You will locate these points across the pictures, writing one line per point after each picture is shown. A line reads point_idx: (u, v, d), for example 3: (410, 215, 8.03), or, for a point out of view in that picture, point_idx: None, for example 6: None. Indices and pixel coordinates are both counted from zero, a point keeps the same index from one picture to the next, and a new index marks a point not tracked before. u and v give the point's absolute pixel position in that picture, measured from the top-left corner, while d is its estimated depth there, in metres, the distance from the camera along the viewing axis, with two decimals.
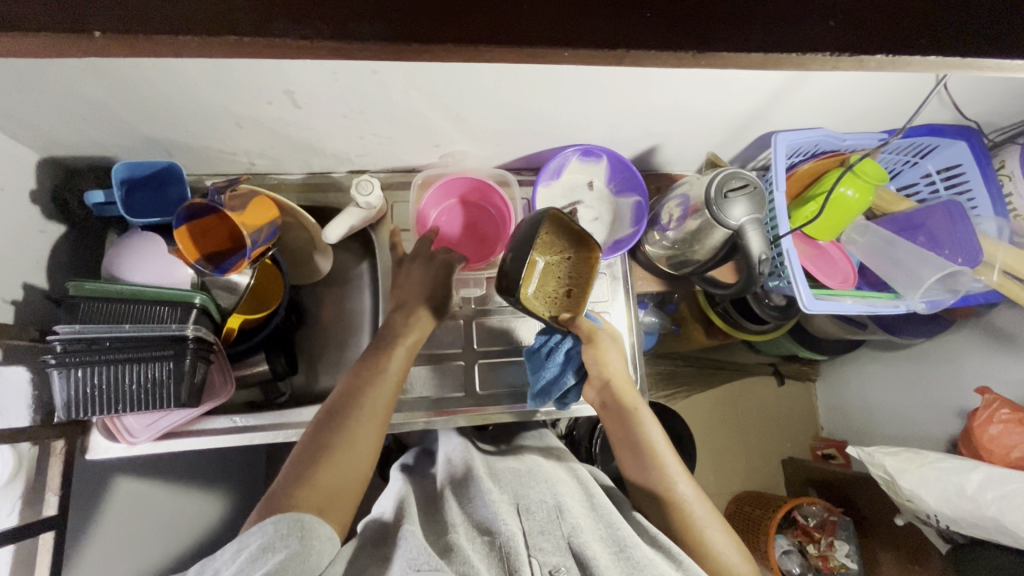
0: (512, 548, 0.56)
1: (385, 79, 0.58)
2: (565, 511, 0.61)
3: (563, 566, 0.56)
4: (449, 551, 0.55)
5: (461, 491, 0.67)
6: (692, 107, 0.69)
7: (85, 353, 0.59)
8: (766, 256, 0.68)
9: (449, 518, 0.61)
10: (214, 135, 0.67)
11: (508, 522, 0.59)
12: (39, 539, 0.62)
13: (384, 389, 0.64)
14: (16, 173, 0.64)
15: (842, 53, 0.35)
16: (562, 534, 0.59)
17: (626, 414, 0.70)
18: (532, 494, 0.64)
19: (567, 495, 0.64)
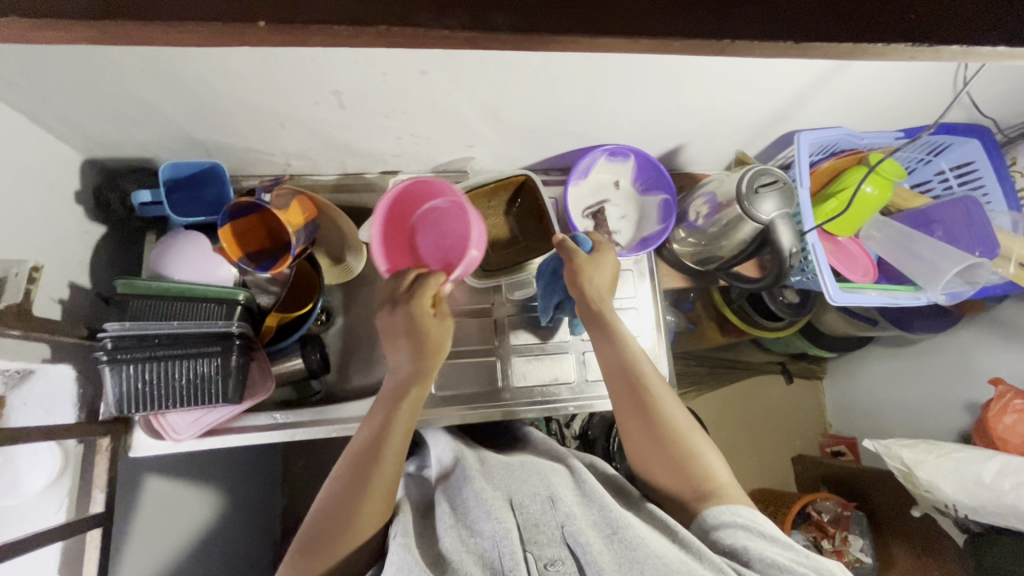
0: (504, 549, 0.55)
1: (432, 79, 0.60)
2: (558, 501, 0.61)
3: (559, 559, 0.56)
4: (440, 561, 0.55)
5: (448, 487, 0.66)
6: (720, 107, 0.71)
7: (137, 349, 0.60)
8: (796, 250, 0.70)
9: (442, 521, 0.60)
10: (257, 135, 0.69)
11: (502, 519, 0.58)
12: (86, 536, 0.62)
13: (388, 456, 0.60)
14: (60, 172, 0.65)
15: (919, 45, 0.35)
16: (556, 524, 0.58)
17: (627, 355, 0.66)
18: (525, 487, 0.63)
19: (560, 486, 0.63)
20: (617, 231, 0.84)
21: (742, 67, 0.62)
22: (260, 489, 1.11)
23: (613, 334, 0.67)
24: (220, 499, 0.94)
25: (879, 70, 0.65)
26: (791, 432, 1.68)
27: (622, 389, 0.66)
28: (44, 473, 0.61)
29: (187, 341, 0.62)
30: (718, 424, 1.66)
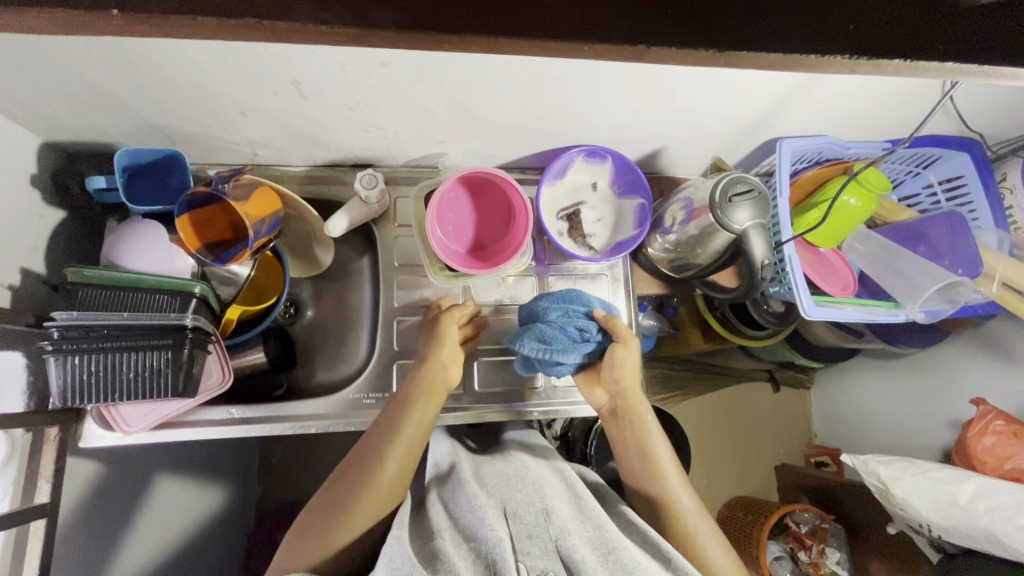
0: (497, 552, 0.53)
1: (393, 72, 0.58)
2: (553, 514, 0.60)
3: (551, 570, 0.54)
4: (431, 560, 0.53)
5: (444, 491, 0.67)
6: (698, 110, 0.69)
7: (82, 340, 0.58)
8: (768, 262, 0.67)
9: (437, 521, 0.60)
10: (219, 124, 0.67)
11: (495, 527, 0.56)
12: (29, 526, 0.61)
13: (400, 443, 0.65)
14: (16, 154, 0.63)
15: (859, 58, 0.38)
16: (550, 538, 0.57)
17: (641, 436, 0.71)
18: (519, 497, 0.62)
19: (554, 499, 0.63)
20: (592, 234, 0.82)
21: (716, 71, 0.59)
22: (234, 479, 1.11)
23: (633, 423, 0.73)
24: (189, 488, 0.94)
25: (860, 78, 0.62)
26: (776, 441, 1.66)
27: (635, 465, 0.71)
28: None
29: (139, 334, 0.61)
30: (702, 430, 1.64)
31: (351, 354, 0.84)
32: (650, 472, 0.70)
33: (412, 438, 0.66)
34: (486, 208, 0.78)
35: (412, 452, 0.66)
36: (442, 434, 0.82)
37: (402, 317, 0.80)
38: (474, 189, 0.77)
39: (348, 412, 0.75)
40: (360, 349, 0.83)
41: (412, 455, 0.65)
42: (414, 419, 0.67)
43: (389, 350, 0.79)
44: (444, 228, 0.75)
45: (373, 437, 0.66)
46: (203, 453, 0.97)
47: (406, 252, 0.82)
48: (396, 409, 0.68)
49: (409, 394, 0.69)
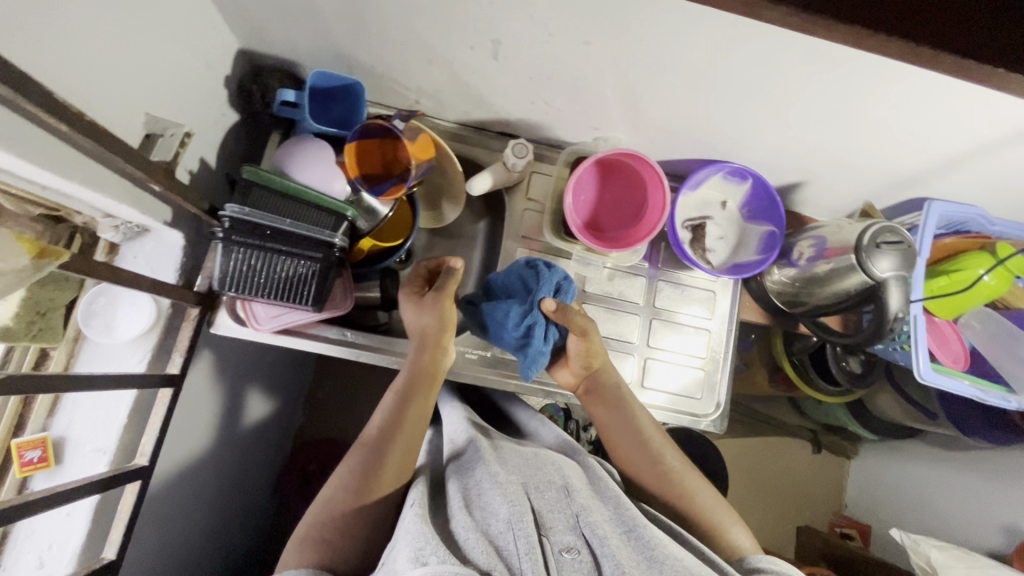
0: (518, 531, 0.55)
1: (592, 51, 0.60)
2: (573, 492, 0.62)
3: (575, 546, 0.57)
4: (452, 540, 0.54)
5: (459, 466, 0.67)
6: (862, 152, 0.69)
7: (250, 236, 0.62)
8: (901, 315, 0.67)
9: (454, 501, 0.60)
10: (402, 66, 0.70)
11: (517, 503, 0.57)
12: (158, 391, 0.66)
13: (403, 433, 0.66)
14: (220, 54, 0.68)
15: None
16: (571, 513, 0.60)
17: (625, 407, 0.74)
18: (540, 475, 0.64)
19: (573, 478, 0.65)
20: (712, 250, 0.82)
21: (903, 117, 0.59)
22: (288, 399, 1.17)
23: (618, 396, 0.75)
24: None
25: None
26: (801, 501, 1.63)
27: (626, 438, 0.73)
28: (138, 322, 0.65)
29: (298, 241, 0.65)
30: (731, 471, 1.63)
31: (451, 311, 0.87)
32: (642, 442, 0.72)
33: (411, 426, 0.66)
34: (621, 195, 0.77)
35: (412, 438, 0.66)
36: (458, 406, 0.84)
37: None
38: (621, 172, 0.76)
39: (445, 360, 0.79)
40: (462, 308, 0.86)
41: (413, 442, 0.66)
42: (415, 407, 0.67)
43: None
44: (578, 197, 0.76)
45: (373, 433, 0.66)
46: None
47: (532, 226, 0.83)
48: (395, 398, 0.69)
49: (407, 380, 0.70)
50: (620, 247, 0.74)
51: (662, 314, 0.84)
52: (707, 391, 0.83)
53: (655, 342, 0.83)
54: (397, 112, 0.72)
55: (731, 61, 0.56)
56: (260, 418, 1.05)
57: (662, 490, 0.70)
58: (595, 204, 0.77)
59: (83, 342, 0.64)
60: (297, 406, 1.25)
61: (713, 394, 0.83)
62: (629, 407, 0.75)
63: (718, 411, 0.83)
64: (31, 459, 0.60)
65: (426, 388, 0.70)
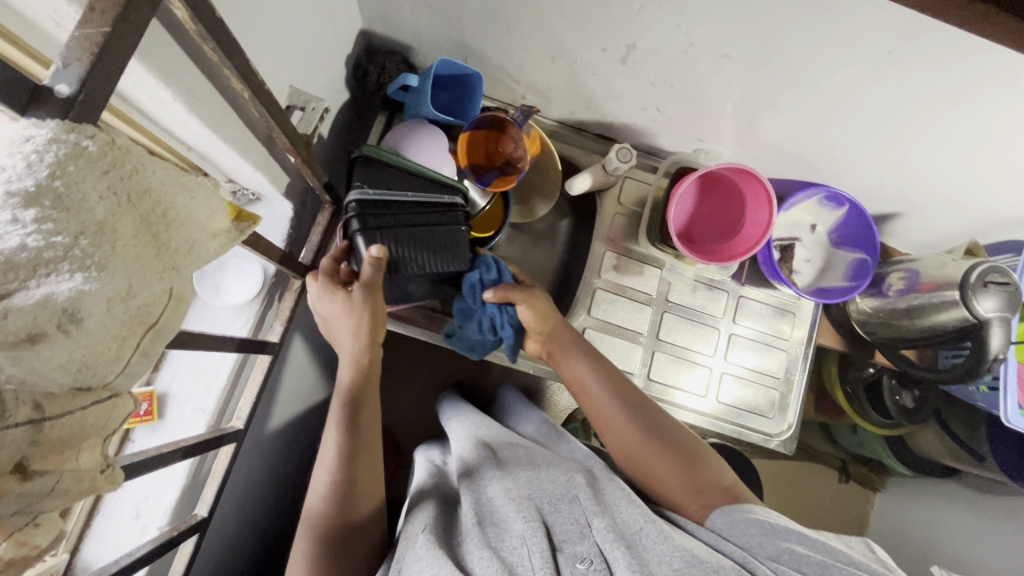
0: (530, 547, 0.53)
1: (727, 65, 0.60)
2: (583, 501, 0.59)
3: (587, 554, 0.53)
4: (459, 560, 0.52)
5: (469, 480, 0.64)
6: (974, 189, 0.69)
7: (384, 212, 0.62)
8: (1000, 356, 0.67)
9: (464, 518, 0.58)
10: (523, 60, 0.71)
11: (524, 518, 0.55)
12: (257, 357, 0.67)
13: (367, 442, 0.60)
14: (346, 33, 0.69)
15: None
16: (583, 522, 0.57)
17: (612, 373, 0.69)
18: (549, 486, 0.61)
19: (581, 484, 0.62)
20: (798, 272, 0.83)
21: None
22: None
23: (587, 359, 0.70)
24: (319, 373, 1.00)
25: None
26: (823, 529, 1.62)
27: (598, 402, 0.68)
28: (246, 289, 0.66)
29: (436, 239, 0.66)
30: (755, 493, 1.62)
31: None
32: (618, 395, 0.67)
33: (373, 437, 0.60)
34: (718, 211, 0.77)
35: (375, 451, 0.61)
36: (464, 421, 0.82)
37: (602, 287, 0.82)
38: (724, 186, 0.76)
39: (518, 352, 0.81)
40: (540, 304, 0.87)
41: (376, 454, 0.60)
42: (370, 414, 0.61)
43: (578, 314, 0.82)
44: (678, 207, 0.76)
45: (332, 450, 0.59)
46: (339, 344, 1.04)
47: (621, 230, 0.84)
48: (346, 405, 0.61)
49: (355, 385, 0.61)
50: (713, 261, 0.74)
51: (741, 330, 0.84)
52: (778, 410, 0.83)
53: (732, 357, 0.84)
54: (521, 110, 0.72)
55: (871, 86, 0.57)
56: None
57: (656, 446, 0.64)
58: (692, 215, 0.78)
59: (192, 302, 0.65)
60: None
61: (785, 414, 0.84)
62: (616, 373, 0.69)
63: (788, 431, 0.83)
64: (137, 410, 0.61)
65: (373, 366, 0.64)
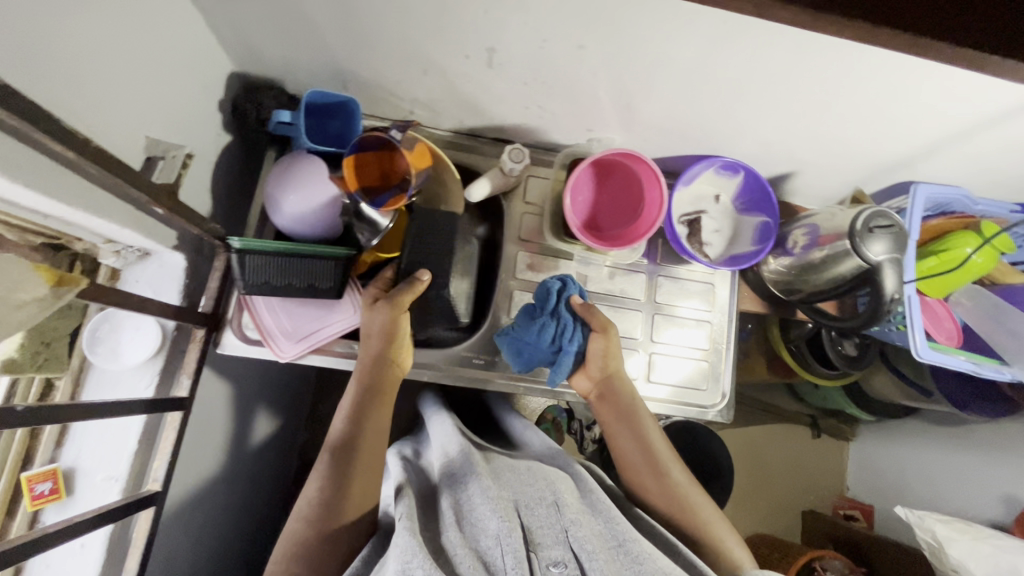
0: (510, 545, 0.55)
1: (586, 56, 0.61)
2: (563, 506, 0.63)
3: (563, 560, 0.56)
4: (442, 553, 0.56)
5: (454, 487, 0.66)
6: (848, 140, 0.71)
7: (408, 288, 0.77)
8: (896, 296, 0.69)
9: (445, 516, 0.61)
10: (398, 77, 0.71)
11: (508, 519, 0.58)
12: (167, 415, 0.65)
13: (369, 447, 0.66)
14: (213, 74, 0.68)
15: None
16: (561, 528, 0.60)
17: (635, 418, 0.74)
18: (531, 492, 0.65)
19: (564, 492, 0.66)
20: (709, 243, 0.84)
21: (888, 105, 0.61)
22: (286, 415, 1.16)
23: (631, 419, 0.74)
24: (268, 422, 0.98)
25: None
26: (802, 485, 1.64)
27: (631, 448, 0.73)
28: (144, 348, 0.65)
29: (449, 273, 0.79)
30: (735, 460, 1.64)
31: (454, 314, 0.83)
32: (636, 436, 0.73)
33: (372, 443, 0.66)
34: (619, 198, 0.78)
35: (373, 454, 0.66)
36: (446, 418, 0.85)
37: (519, 289, 0.82)
38: (620, 172, 0.77)
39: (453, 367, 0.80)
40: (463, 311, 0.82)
41: (373, 457, 0.66)
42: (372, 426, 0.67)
43: (500, 317, 0.82)
44: (577, 200, 0.77)
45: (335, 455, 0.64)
46: None
47: (531, 230, 0.84)
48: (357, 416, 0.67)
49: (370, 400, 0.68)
50: (618, 246, 0.75)
51: (663, 308, 0.85)
52: (712, 381, 0.84)
53: (658, 336, 0.84)
54: (395, 125, 0.71)
55: (722, 60, 0.58)
56: (262, 436, 1.03)
57: (660, 483, 0.71)
58: (594, 205, 0.79)
59: (89, 371, 0.63)
60: (301, 423, 1.24)
61: (718, 384, 0.85)
62: (637, 414, 0.75)
63: (723, 400, 0.84)
64: (42, 492, 0.59)
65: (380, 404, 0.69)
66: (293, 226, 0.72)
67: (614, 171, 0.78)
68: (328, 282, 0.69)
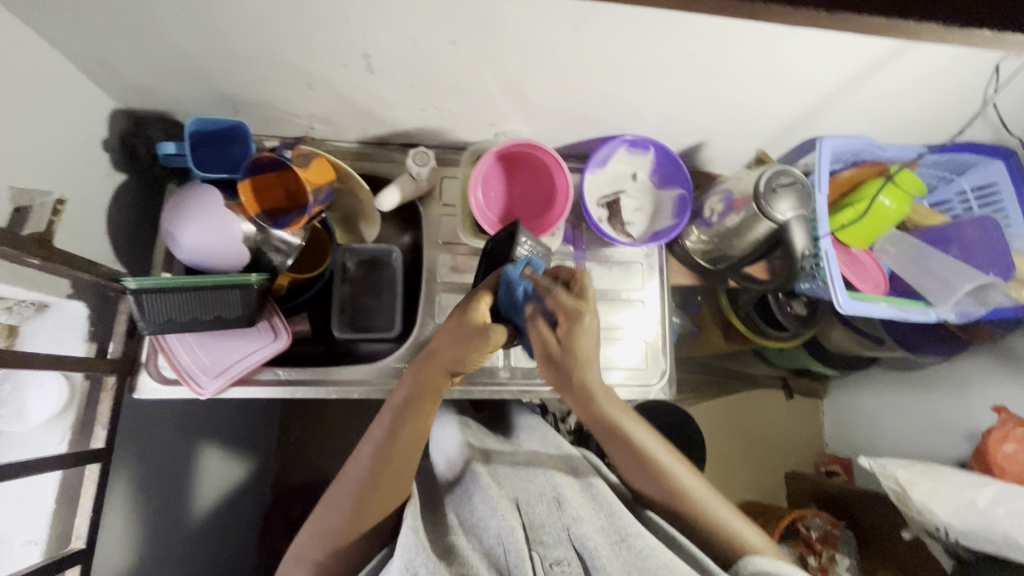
0: (510, 546, 0.57)
1: (461, 51, 0.60)
2: (565, 502, 0.62)
3: (564, 559, 0.57)
4: (449, 553, 0.56)
5: (457, 492, 0.66)
6: (744, 105, 0.71)
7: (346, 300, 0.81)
8: (808, 252, 0.70)
9: (450, 518, 0.62)
10: (285, 94, 0.69)
11: (508, 518, 0.59)
12: (85, 469, 0.63)
13: (398, 466, 0.61)
14: (92, 115, 0.66)
15: None
16: (562, 526, 0.60)
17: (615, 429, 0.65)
18: (531, 488, 0.65)
19: (566, 486, 0.65)
20: (631, 223, 0.84)
21: (770, 64, 0.61)
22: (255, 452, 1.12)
23: (614, 430, 0.65)
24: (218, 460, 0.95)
25: (910, 79, 0.64)
26: (792, 446, 1.55)
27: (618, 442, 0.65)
28: (51, 402, 0.61)
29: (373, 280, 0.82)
30: (712, 431, 1.56)
31: (380, 326, 0.81)
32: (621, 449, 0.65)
33: (400, 463, 0.61)
34: (530, 188, 0.78)
35: (399, 475, 0.61)
36: (452, 418, 0.81)
37: (444, 292, 0.81)
38: (527, 161, 0.77)
39: (387, 380, 0.76)
40: (390, 324, 0.80)
41: (399, 478, 0.61)
42: (404, 442, 0.61)
43: (429, 323, 0.80)
44: (488, 195, 0.77)
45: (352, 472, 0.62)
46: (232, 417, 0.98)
47: (451, 231, 0.83)
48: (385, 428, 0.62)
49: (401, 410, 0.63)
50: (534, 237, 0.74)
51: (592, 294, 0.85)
52: (652, 359, 0.84)
53: None
54: (282, 143, 0.73)
55: (594, 39, 0.58)
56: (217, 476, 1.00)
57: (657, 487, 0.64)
58: (507, 198, 0.78)
59: None
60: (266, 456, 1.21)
61: (658, 362, 0.84)
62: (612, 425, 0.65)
63: (665, 377, 0.84)
64: None
65: (430, 408, 0.63)
66: (197, 258, 0.69)
67: (521, 162, 0.78)
68: (236, 310, 0.68)
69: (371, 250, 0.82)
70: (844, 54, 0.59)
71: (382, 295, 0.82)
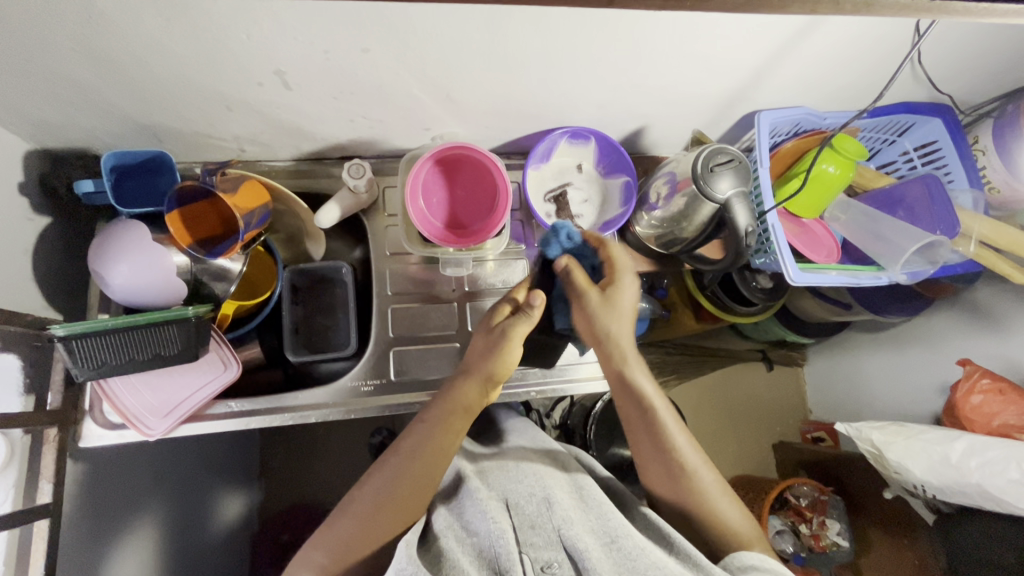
0: (501, 548, 0.53)
1: (376, 58, 0.59)
2: (555, 503, 0.57)
3: (556, 561, 0.53)
4: (440, 562, 0.52)
5: (449, 501, 0.62)
6: (676, 87, 0.70)
7: (296, 325, 0.79)
8: (752, 229, 0.70)
9: (439, 522, 0.58)
10: (205, 119, 0.67)
11: (498, 520, 0.55)
12: (33, 527, 0.61)
13: (423, 475, 0.60)
14: (5, 159, 0.63)
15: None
16: (553, 527, 0.55)
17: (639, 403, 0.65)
18: (520, 488, 0.60)
19: (556, 488, 0.60)
20: (580, 215, 0.83)
21: (692, 44, 0.60)
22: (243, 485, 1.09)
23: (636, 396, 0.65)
24: (189, 498, 0.91)
25: (832, 46, 0.63)
26: (782, 416, 1.52)
27: (634, 418, 0.65)
28: None
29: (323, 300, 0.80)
30: (700, 411, 1.50)
31: (335, 343, 0.79)
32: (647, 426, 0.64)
33: (421, 477, 0.60)
34: (471, 190, 0.77)
35: (418, 491, 0.59)
36: None
37: (396, 304, 0.80)
38: (467, 160, 0.76)
39: (346, 400, 0.75)
40: (347, 341, 0.78)
41: (416, 494, 0.59)
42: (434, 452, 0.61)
43: (385, 337, 0.79)
44: (429, 202, 0.76)
45: (372, 477, 0.61)
46: (201, 452, 0.95)
47: (398, 241, 0.81)
48: (421, 432, 0.62)
49: (438, 415, 0.63)
50: (478, 239, 0.73)
51: None
52: None
53: None
54: (206, 169, 0.72)
55: (508, 35, 0.56)
56: (218, 517, 0.99)
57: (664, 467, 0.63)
58: (450, 203, 0.77)
59: None
60: None
61: None
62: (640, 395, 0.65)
63: None
64: None
65: (461, 423, 0.63)
66: (131, 295, 0.66)
67: (460, 164, 0.76)
68: (174, 346, 0.66)
69: (320, 267, 0.80)
70: (760, 29, 0.58)
71: (337, 312, 0.80)
